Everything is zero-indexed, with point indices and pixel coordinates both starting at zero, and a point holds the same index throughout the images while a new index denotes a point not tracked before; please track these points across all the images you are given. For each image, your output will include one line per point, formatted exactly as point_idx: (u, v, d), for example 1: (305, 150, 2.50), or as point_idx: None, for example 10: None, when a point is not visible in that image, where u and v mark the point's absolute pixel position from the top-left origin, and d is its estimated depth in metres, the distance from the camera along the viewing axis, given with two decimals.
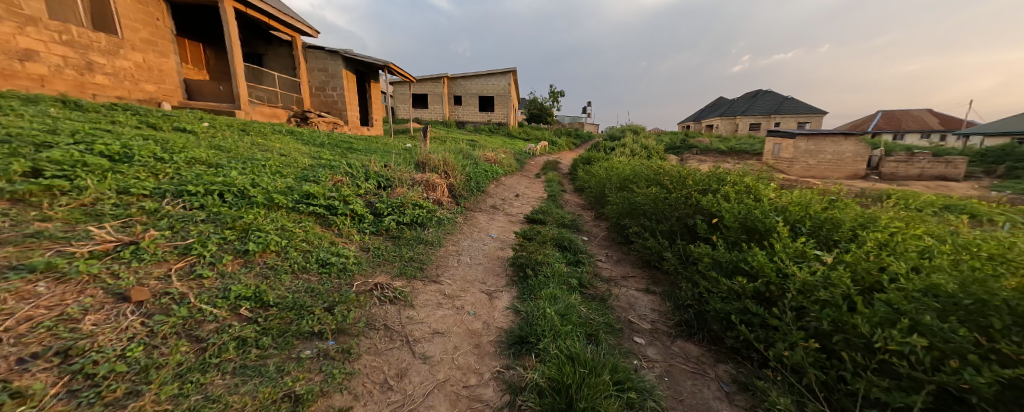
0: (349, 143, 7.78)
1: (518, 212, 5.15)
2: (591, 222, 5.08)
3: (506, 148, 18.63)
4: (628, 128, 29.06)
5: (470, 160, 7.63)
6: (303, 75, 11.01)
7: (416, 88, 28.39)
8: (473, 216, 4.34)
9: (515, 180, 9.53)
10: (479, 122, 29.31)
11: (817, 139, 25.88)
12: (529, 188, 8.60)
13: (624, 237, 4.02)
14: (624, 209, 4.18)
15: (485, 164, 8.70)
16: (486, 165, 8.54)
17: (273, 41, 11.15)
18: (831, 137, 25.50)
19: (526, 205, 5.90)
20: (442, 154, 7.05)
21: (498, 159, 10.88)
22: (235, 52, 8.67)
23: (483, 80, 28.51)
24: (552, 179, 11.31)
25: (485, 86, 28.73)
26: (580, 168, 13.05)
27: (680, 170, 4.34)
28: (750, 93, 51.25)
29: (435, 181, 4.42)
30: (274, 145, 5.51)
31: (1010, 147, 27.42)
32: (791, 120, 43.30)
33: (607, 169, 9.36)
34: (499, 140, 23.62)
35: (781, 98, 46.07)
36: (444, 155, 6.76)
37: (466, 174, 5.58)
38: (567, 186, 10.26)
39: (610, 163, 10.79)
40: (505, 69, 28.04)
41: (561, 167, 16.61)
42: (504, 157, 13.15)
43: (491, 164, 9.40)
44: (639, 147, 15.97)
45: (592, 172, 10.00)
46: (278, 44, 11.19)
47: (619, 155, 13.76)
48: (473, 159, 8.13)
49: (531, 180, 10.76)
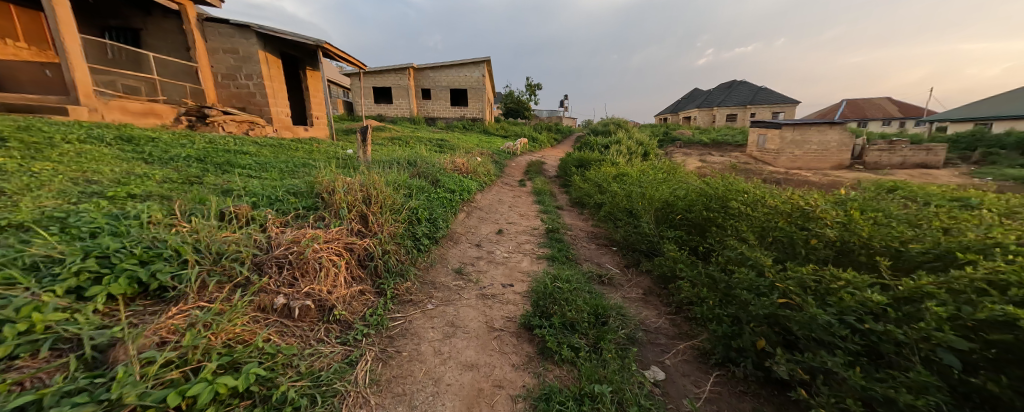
0: (242, 152, 5.18)
1: (503, 282, 2.84)
2: (633, 297, 2.84)
3: (482, 148, 16.23)
4: (611, 122, 27.28)
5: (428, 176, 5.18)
6: (199, 59, 8.19)
7: (378, 81, 25.20)
8: (411, 328, 2.00)
9: (495, 197, 7.16)
10: (451, 118, 26.64)
11: (803, 128, 24.98)
12: (515, 210, 6.25)
13: (743, 375, 1.81)
14: (737, 303, 1.96)
15: (452, 178, 6.28)
16: (454, 180, 6.12)
17: (154, 11, 8.14)
18: (818, 127, 24.67)
19: (516, 255, 3.59)
20: (380, 171, 4.56)
21: (473, 165, 8.49)
22: (62, 21, 5.77)
23: (455, 71, 25.82)
24: (541, 189, 9.02)
25: (456, 78, 25.96)
26: (574, 172, 10.86)
27: (831, 217, 2.16)
28: (726, 85, 51.08)
29: (314, 255, 2.02)
30: (31, 167, 2.90)
31: (980, 133, 27.80)
32: (767, 110, 43.21)
33: (615, 179, 7.15)
34: (475, 138, 21.18)
35: (756, 88, 45.97)
36: (381, 173, 4.29)
37: (408, 211, 3.19)
38: (562, 200, 7.98)
39: (613, 169, 8.63)
40: (478, 59, 25.36)
41: (547, 169, 14.37)
42: (479, 161, 10.80)
43: (463, 177, 6.98)
44: (634, 144, 14.02)
45: (594, 181, 7.81)
46: (162, 16, 8.19)
47: (616, 155, 11.70)
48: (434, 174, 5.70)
49: (515, 192, 8.43)
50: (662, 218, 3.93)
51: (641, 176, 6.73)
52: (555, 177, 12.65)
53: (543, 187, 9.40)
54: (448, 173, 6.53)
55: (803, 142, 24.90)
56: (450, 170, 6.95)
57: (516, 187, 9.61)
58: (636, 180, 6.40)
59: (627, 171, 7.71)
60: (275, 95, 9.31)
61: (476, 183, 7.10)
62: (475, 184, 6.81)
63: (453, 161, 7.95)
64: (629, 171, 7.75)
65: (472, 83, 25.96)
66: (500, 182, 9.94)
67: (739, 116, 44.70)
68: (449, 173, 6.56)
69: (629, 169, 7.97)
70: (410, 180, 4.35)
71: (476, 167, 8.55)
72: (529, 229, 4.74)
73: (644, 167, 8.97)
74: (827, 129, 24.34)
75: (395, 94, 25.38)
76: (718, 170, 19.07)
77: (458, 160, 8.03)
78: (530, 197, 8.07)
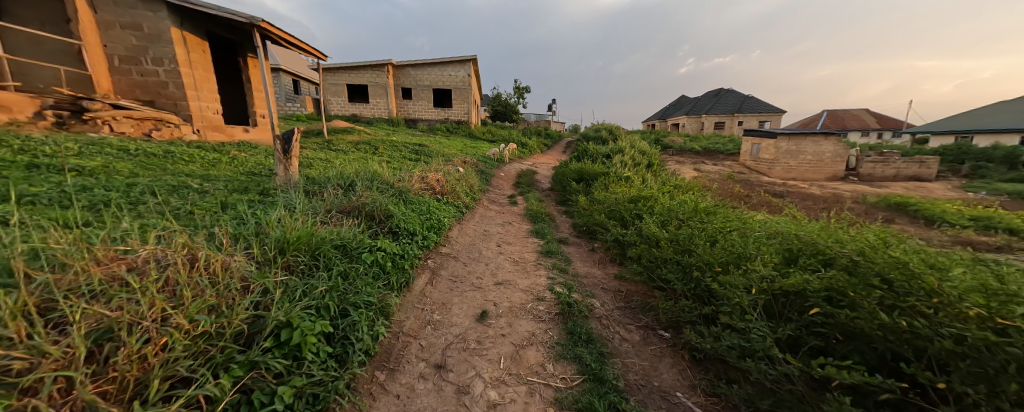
0: (65, 167, 3.20)
1: None
2: None
3: (466, 155, 14.47)
4: (603, 128, 26.02)
5: (374, 211, 3.36)
6: (81, 35, 6.14)
7: (352, 78, 23.01)
8: None
9: (478, 227, 5.39)
10: (434, 120, 24.82)
11: (797, 139, 24.18)
12: (506, 251, 4.49)
13: None
14: None
15: (419, 206, 4.47)
16: (421, 211, 4.31)
17: None
18: (812, 137, 23.85)
19: (512, 395, 1.88)
20: (281, 213, 2.71)
21: (452, 181, 6.70)
22: None
23: (439, 70, 24.01)
24: (536, 210, 7.32)
25: (440, 78, 24.13)
26: (574, 188, 9.22)
27: None
28: (714, 93, 50.98)
29: None
30: None
31: (966, 146, 27.87)
32: (754, 119, 43.15)
33: (636, 206, 5.50)
34: (458, 143, 19.43)
35: (744, 97, 45.93)
36: (274, 221, 2.44)
37: (260, 346, 1.56)
38: (563, 229, 6.29)
39: (626, 190, 7.04)
40: (463, 58, 23.64)
41: (538, 180, 12.73)
42: (461, 173, 9.03)
43: (436, 201, 5.18)
44: (637, 154, 12.58)
45: (606, 206, 6.16)
46: None
47: (620, 168, 10.16)
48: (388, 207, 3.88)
49: (506, 217, 6.69)
50: (775, 311, 2.24)
51: (673, 204, 5.11)
52: (549, 191, 11.00)
53: (539, 208, 7.70)
54: (414, 198, 4.72)
55: (797, 152, 24.07)
56: (417, 192, 5.13)
57: (505, 207, 7.85)
58: (670, 213, 4.77)
59: (648, 193, 6.11)
60: (198, 90, 7.36)
61: (454, 210, 5.33)
62: (451, 214, 5.00)
63: (424, 176, 6.15)
64: (649, 192, 6.15)
65: (456, 84, 24.21)
66: (486, 200, 8.16)
67: (727, 124, 44.50)
68: (416, 197, 4.74)
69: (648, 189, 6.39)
70: (327, 231, 2.51)
71: (456, 184, 6.79)
72: (529, 301, 2.99)
73: (660, 186, 7.42)
74: (824, 140, 23.73)
75: (372, 92, 23.32)
76: (717, 182, 17.99)
77: (431, 175, 6.21)
78: (525, 225, 6.33)
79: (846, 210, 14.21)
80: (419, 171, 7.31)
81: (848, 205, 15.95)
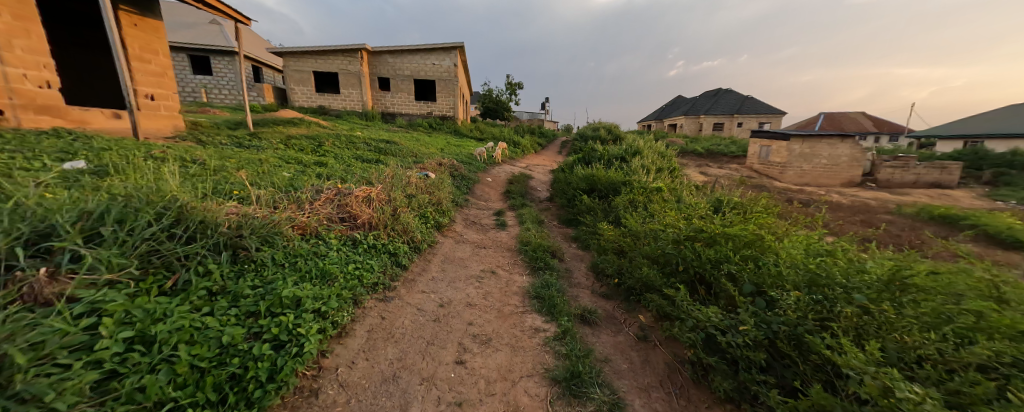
0: None
1: None
2: None
3: (446, 155, 11.95)
4: (603, 127, 23.73)
5: None
6: None
7: (320, 64, 20.13)
8: None
9: (429, 297, 2.86)
10: (415, 114, 22.17)
11: (811, 142, 21.71)
12: (472, 384, 2.00)
13: None
14: None
15: (246, 296, 1.99)
16: (237, 315, 1.84)
17: None
18: (828, 139, 21.34)
19: None
20: None
21: (399, 197, 4.19)
22: None
23: (419, 58, 21.35)
24: (535, 241, 4.86)
25: (421, 67, 21.43)
26: (584, 204, 6.77)
27: None
28: (711, 93, 49.27)
29: None
30: None
31: (983, 148, 26.23)
32: (754, 121, 41.52)
33: (719, 253, 3.06)
34: (440, 140, 16.81)
35: (743, 98, 44.35)
36: None
37: None
38: (579, 284, 3.86)
39: (673, 213, 4.64)
40: (449, 46, 21.00)
41: (533, 187, 10.27)
42: (428, 182, 6.55)
43: (332, 249, 2.68)
44: (654, 156, 10.23)
45: (654, 246, 3.73)
46: None
47: (642, 174, 7.76)
48: (40, 350, 1.30)
49: (487, 258, 4.18)
50: None
51: (804, 257, 2.70)
52: (548, 205, 8.50)
53: (538, 236, 5.23)
54: (254, 268, 2.24)
55: (812, 155, 21.58)
56: (290, 236, 2.63)
57: (488, 236, 5.36)
58: (817, 285, 2.36)
59: (721, 222, 3.71)
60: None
61: (376, 261, 2.83)
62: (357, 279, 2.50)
63: (343, 195, 3.61)
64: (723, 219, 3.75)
65: (441, 74, 21.57)
66: (460, 223, 5.68)
67: (727, 124, 42.81)
68: (265, 264, 2.28)
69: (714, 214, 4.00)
70: None
71: (407, 203, 4.31)
72: None
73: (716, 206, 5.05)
74: (840, 143, 21.49)
75: (343, 82, 20.56)
76: (735, 188, 15.80)
77: (355, 192, 3.68)
78: (518, 275, 3.84)
79: (893, 222, 12.06)
80: (352, 181, 4.75)
81: (886, 216, 13.87)
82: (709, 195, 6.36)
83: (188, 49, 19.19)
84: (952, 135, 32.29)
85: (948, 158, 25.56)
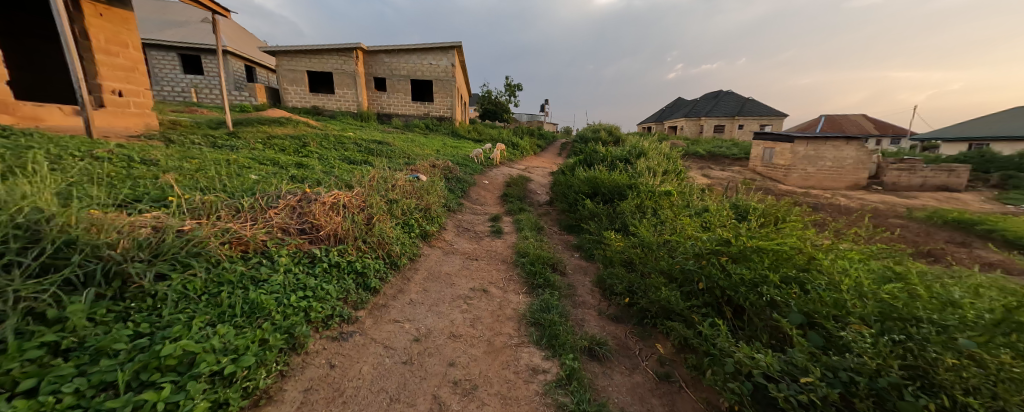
0: None
1: None
2: None
3: (442, 156, 11.46)
4: (604, 128, 23.29)
5: None
6: None
7: (314, 64, 19.66)
8: None
9: (403, 329, 2.35)
10: (412, 115, 21.69)
11: (816, 143, 21.25)
12: None
13: None
14: None
15: (116, 353, 1.48)
16: (78, 389, 1.31)
17: None
18: (832, 142, 20.97)
19: None
20: None
21: (377, 204, 3.68)
22: None
23: (416, 58, 20.89)
24: (534, 252, 4.35)
25: (418, 67, 20.96)
26: (586, 211, 6.26)
27: None
28: (712, 95, 48.92)
29: None
30: None
31: (990, 150, 25.78)
32: (755, 123, 41.14)
33: (755, 273, 2.56)
34: (436, 141, 16.31)
35: (744, 100, 43.99)
36: None
37: None
38: (584, 305, 3.35)
39: (688, 222, 4.14)
40: (446, 46, 20.55)
41: (532, 190, 9.77)
42: (418, 185, 6.04)
43: (264, 276, 2.16)
44: (660, 157, 9.75)
45: (671, 262, 3.22)
46: None
47: (648, 177, 7.26)
48: None
49: (479, 273, 3.66)
50: None
51: (864, 280, 2.20)
52: (548, 209, 7.98)
53: (537, 246, 4.71)
54: (145, 308, 1.73)
55: (817, 158, 21.16)
56: (211, 260, 2.11)
57: (482, 246, 4.84)
58: (892, 319, 1.87)
59: (747, 233, 3.21)
60: None
61: (325, 288, 2.31)
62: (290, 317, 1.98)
63: (307, 201, 3.09)
64: (750, 229, 3.25)
65: (438, 74, 21.10)
66: (451, 231, 5.17)
67: (728, 127, 42.43)
68: (164, 302, 1.76)
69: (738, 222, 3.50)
70: None
71: (386, 210, 3.79)
72: None
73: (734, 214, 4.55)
74: (845, 145, 21.07)
75: (338, 82, 20.10)
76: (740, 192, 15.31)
77: (322, 197, 3.17)
78: (514, 294, 3.32)
79: (908, 227, 11.55)
80: (327, 185, 4.23)
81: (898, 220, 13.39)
82: (722, 200, 5.86)
83: (178, 47, 18.68)
84: (956, 138, 31.93)
85: (953, 160, 25.15)
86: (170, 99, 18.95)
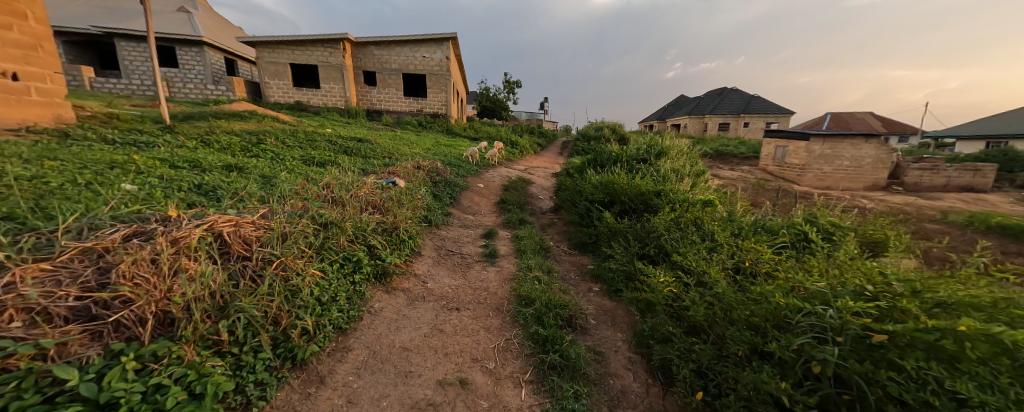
0: None
1: None
2: None
3: (432, 156, 10.18)
4: (608, 126, 22.03)
5: None
6: None
7: (298, 56, 18.27)
8: None
9: None
10: (403, 112, 20.34)
11: (833, 141, 18.30)
12: None
13: None
14: None
15: None
16: None
17: None
18: (852, 139, 18.00)
19: None
20: None
21: (295, 234, 2.37)
22: None
23: (408, 50, 19.49)
24: (541, 292, 3.07)
25: (410, 60, 19.54)
26: (605, 226, 4.97)
27: None
28: (716, 92, 47.59)
29: None
30: None
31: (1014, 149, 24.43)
32: (761, 121, 39.88)
33: (1005, 402, 1.28)
34: (428, 139, 15.00)
35: (749, 97, 42.72)
36: None
37: None
38: (627, 402, 2.11)
39: (766, 255, 2.86)
40: (440, 38, 19.15)
41: (534, 195, 8.48)
42: (391, 193, 4.75)
43: None
44: (682, 157, 8.47)
45: (775, 338, 1.94)
46: None
47: (676, 182, 5.98)
48: None
49: (460, 341, 2.37)
50: None
51: None
52: (553, 219, 6.71)
53: (546, 284, 3.42)
54: None
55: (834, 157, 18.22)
56: None
57: (468, 281, 3.55)
58: None
59: (904, 280, 1.91)
60: None
61: None
62: None
63: (145, 240, 1.82)
64: (903, 277, 1.97)
65: (432, 68, 19.70)
66: (429, 258, 3.88)
67: (733, 125, 41.20)
68: None
69: (868, 261, 2.23)
70: None
71: (312, 241, 2.48)
72: None
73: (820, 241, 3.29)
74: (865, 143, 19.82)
75: (324, 75, 18.72)
76: (760, 194, 13.97)
77: (174, 232, 1.87)
78: (515, 388, 2.04)
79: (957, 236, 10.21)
80: (241, 201, 2.91)
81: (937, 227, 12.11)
82: (779, 215, 4.59)
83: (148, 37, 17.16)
84: (972, 136, 30.74)
85: (974, 159, 23.94)
86: (139, 93, 17.42)
